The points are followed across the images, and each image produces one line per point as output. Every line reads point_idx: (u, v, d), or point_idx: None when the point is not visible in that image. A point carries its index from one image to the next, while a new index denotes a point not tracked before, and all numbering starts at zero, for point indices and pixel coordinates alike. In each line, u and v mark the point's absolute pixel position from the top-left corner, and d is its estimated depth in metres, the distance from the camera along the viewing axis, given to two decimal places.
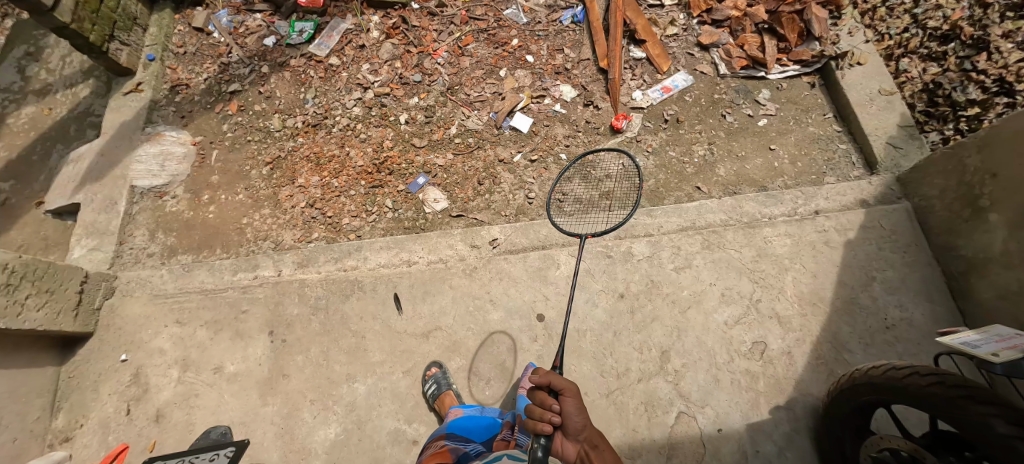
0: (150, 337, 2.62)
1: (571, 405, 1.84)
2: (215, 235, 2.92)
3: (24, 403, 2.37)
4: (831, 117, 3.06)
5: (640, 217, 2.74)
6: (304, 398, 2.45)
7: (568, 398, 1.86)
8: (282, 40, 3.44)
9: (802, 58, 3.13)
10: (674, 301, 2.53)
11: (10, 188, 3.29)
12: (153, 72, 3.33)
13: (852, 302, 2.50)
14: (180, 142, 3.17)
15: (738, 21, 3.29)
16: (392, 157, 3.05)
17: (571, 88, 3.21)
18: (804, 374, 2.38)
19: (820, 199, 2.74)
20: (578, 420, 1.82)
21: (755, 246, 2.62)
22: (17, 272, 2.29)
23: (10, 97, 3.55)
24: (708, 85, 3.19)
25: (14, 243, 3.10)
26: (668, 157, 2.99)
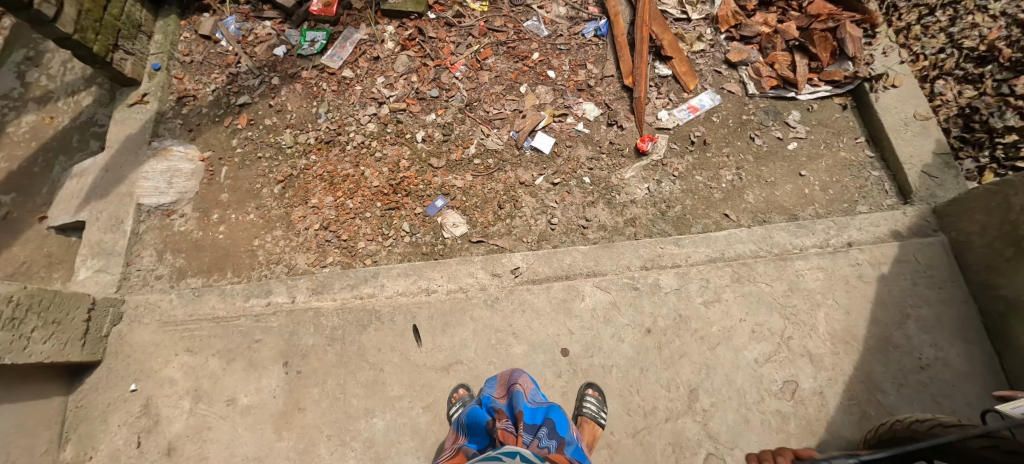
0: (160, 366, 2.49)
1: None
2: (225, 257, 2.81)
3: (31, 436, 2.25)
4: (863, 141, 2.98)
5: (668, 247, 2.64)
6: (320, 433, 2.34)
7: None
8: (293, 50, 3.32)
9: (835, 79, 3.03)
10: (702, 337, 2.45)
11: (12, 201, 3.17)
12: (159, 83, 3.21)
13: (886, 340, 2.42)
14: (188, 158, 3.05)
15: (768, 38, 3.18)
16: (409, 177, 2.95)
17: (594, 106, 3.12)
18: (837, 416, 2.30)
19: (853, 230, 2.64)
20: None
21: (786, 279, 2.54)
22: (23, 304, 2.14)
23: (10, 104, 3.42)
24: (736, 105, 3.11)
25: (16, 260, 3.00)
26: (695, 181, 2.91)
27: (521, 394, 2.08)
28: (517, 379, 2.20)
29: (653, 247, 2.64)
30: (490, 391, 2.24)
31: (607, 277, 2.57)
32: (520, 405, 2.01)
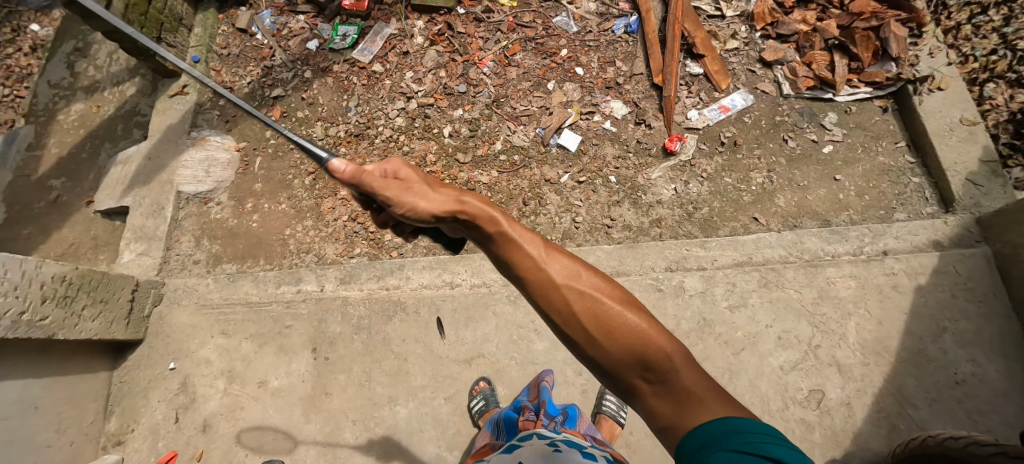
0: (197, 347, 2.56)
1: (410, 205, 1.36)
2: (258, 245, 2.91)
3: (79, 407, 2.33)
4: (904, 145, 2.88)
5: (694, 249, 2.61)
6: (346, 418, 2.38)
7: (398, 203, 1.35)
8: (326, 44, 3.39)
9: (875, 80, 2.93)
10: (726, 342, 2.41)
11: (62, 185, 3.34)
12: (198, 75, 3.33)
13: (920, 353, 2.34)
14: (225, 147, 3.16)
15: (806, 37, 3.08)
16: (435, 172, 2.99)
17: (622, 105, 3.10)
18: (864, 427, 2.25)
19: (888, 238, 2.56)
20: (419, 207, 1.36)
21: (816, 287, 2.48)
22: (74, 283, 2.22)
23: (61, 94, 3.61)
24: (769, 105, 3.04)
25: (65, 241, 3.16)
26: (724, 183, 2.87)
27: (546, 389, 2.19)
28: (544, 378, 2.28)
29: (678, 249, 2.61)
30: (521, 396, 2.32)
31: (630, 277, 2.56)
32: (545, 398, 2.13)
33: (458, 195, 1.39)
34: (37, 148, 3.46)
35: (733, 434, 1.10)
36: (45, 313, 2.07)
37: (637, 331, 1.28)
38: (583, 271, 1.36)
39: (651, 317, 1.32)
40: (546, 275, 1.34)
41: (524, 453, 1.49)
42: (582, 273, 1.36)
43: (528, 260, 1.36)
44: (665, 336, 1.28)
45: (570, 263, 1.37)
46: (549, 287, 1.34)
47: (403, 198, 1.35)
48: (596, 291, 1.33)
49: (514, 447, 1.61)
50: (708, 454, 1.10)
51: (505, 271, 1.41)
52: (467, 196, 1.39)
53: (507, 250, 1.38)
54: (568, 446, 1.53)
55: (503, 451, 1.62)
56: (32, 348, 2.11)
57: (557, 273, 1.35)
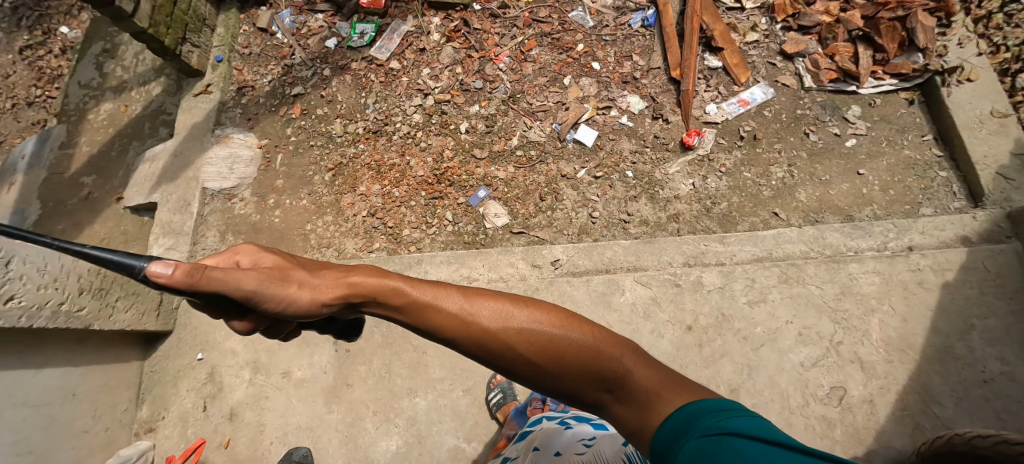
0: (223, 338, 2.61)
1: (278, 307, 1.18)
2: (280, 240, 2.97)
3: (113, 395, 2.40)
4: (931, 138, 2.81)
5: (712, 244, 2.59)
6: (366, 409, 2.42)
7: (264, 300, 1.16)
8: (344, 42, 3.44)
9: (901, 72, 2.87)
10: (746, 338, 2.39)
11: (93, 182, 3.45)
12: (221, 74, 3.41)
13: (947, 350, 2.29)
14: (248, 145, 3.23)
15: (829, 28, 3.04)
16: (452, 167, 3.02)
17: (639, 99, 3.09)
18: (888, 425, 2.20)
19: (914, 233, 2.51)
20: (300, 303, 1.18)
21: (838, 283, 2.44)
22: (109, 276, 2.29)
23: (90, 94, 3.73)
24: (790, 99, 2.99)
25: (96, 236, 3.27)
26: (743, 177, 2.84)
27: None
28: None
29: (697, 244, 2.59)
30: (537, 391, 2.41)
31: (648, 272, 2.55)
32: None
33: (342, 274, 1.23)
34: (69, 146, 3.58)
35: (702, 417, 1.00)
36: (82, 305, 2.15)
37: (586, 349, 1.15)
38: (511, 308, 1.20)
39: (593, 326, 1.19)
40: (479, 324, 1.17)
41: (535, 436, 1.56)
42: (500, 308, 1.20)
43: (445, 314, 1.19)
44: (609, 339, 1.17)
45: (485, 303, 1.20)
46: (481, 337, 1.16)
47: (268, 296, 1.16)
48: (532, 324, 1.17)
49: (526, 432, 1.69)
50: (678, 448, 0.99)
51: (426, 332, 1.21)
52: (352, 272, 1.24)
53: (420, 309, 1.20)
54: (577, 421, 1.62)
55: (517, 440, 1.70)
56: (70, 338, 2.19)
57: (486, 321, 1.18)
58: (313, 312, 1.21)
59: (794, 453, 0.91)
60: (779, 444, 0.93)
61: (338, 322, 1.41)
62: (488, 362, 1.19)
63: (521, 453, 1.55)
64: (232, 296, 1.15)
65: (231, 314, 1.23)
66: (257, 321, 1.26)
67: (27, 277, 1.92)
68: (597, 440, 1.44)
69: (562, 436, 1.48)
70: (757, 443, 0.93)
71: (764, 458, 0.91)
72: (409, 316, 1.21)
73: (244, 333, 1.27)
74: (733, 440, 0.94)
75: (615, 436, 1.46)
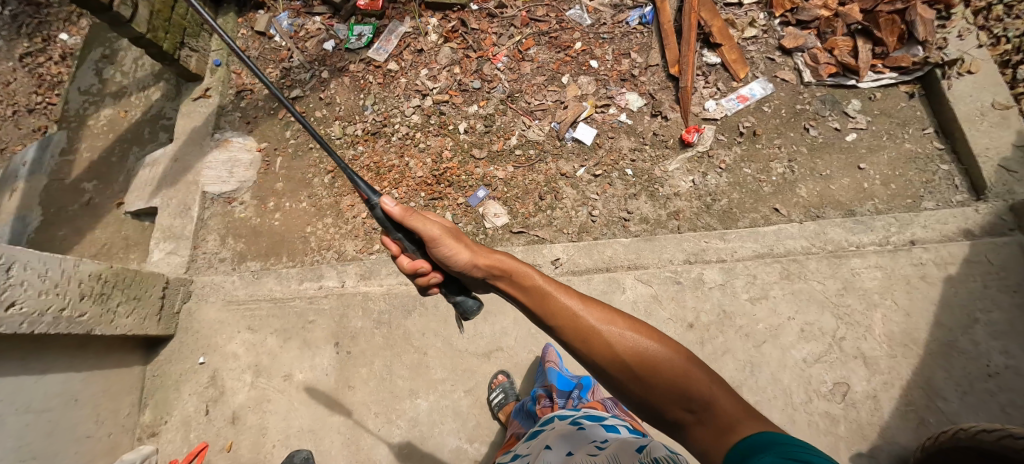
0: (224, 341, 2.61)
1: (444, 253, 1.52)
2: (280, 243, 2.97)
3: (115, 400, 2.40)
4: (931, 132, 2.79)
5: (713, 241, 2.58)
6: (368, 410, 2.42)
7: (438, 246, 1.51)
8: (342, 44, 3.44)
9: (901, 65, 2.85)
10: (747, 334, 2.38)
11: (94, 188, 3.46)
12: (220, 78, 3.42)
13: (950, 345, 2.27)
14: (247, 148, 3.23)
15: (828, 22, 3.02)
16: (451, 168, 3.01)
17: (637, 97, 3.08)
18: (892, 421, 2.19)
19: (916, 227, 2.49)
20: (461, 259, 1.52)
21: (840, 278, 2.43)
22: (109, 281, 2.28)
23: (90, 100, 3.74)
24: (790, 94, 2.98)
25: (98, 242, 3.28)
26: (743, 174, 2.83)
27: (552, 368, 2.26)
28: (549, 357, 2.35)
29: (697, 241, 2.58)
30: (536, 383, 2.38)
31: (648, 270, 2.55)
32: (552, 377, 2.20)
33: (489, 255, 1.53)
34: (70, 152, 3.59)
35: (777, 444, 1.07)
36: (83, 310, 2.15)
37: (676, 368, 1.26)
38: (618, 316, 1.37)
39: (687, 352, 1.30)
40: (586, 324, 1.36)
41: (547, 436, 1.54)
42: (607, 314, 1.38)
43: (559, 308, 1.41)
44: (701, 365, 1.27)
45: (596, 306, 1.40)
46: (586, 333, 1.35)
47: (444, 243, 1.50)
48: (631, 332, 1.33)
49: (537, 432, 1.66)
50: None
51: (541, 321, 1.44)
52: (498, 254, 1.53)
53: (540, 301, 1.44)
54: (589, 420, 1.59)
55: (527, 439, 1.67)
56: (71, 343, 2.19)
57: (593, 320, 1.37)
58: (466, 268, 1.54)
59: None
60: None
61: (470, 291, 1.68)
62: (586, 356, 1.36)
63: (532, 452, 1.52)
64: (420, 236, 1.52)
65: (407, 252, 1.60)
66: (422, 264, 1.59)
67: (28, 284, 1.93)
68: (610, 441, 1.40)
69: (575, 438, 1.44)
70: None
71: None
72: (530, 305, 1.46)
73: (408, 271, 1.61)
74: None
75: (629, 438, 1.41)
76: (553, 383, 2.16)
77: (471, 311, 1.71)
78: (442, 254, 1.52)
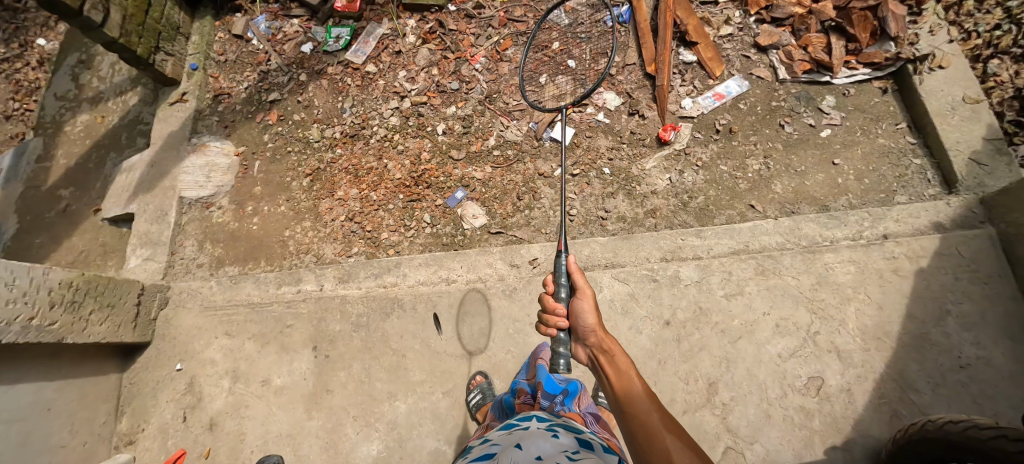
0: (202, 347, 2.60)
1: (581, 307, 1.85)
2: (259, 247, 2.96)
3: (91, 409, 2.39)
4: (905, 127, 2.82)
5: (689, 238, 2.59)
6: (347, 414, 2.41)
7: (581, 299, 1.87)
8: (319, 46, 3.43)
9: (874, 61, 2.87)
10: (723, 330, 2.39)
11: (71, 194, 3.44)
12: (196, 82, 3.40)
13: (922, 338, 2.30)
14: (225, 153, 3.22)
15: (802, 20, 3.03)
16: (430, 169, 3.02)
17: (615, 96, 3.09)
18: (865, 413, 2.22)
19: (889, 221, 2.51)
20: (588, 321, 1.83)
21: (814, 273, 2.45)
22: (81, 289, 2.27)
23: (67, 106, 3.71)
24: (765, 91, 3.00)
25: (75, 249, 3.25)
26: (720, 171, 2.84)
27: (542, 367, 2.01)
28: (542, 354, 2.14)
29: (673, 239, 2.59)
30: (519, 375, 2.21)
31: (625, 268, 2.56)
32: (540, 377, 1.95)
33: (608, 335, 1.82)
34: (46, 159, 3.56)
35: None
36: (54, 319, 2.14)
37: None
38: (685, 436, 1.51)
39: None
40: (654, 425, 1.54)
41: (521, 434, 1.55)
42: (675, 427, 1.54)
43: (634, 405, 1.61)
44: None
45: (671, 417, 1.57)
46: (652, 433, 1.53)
47: (588, 300, 1.85)
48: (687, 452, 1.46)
49: (511, 425, 1.66)
50: None
51: (618, 405, 1.65)
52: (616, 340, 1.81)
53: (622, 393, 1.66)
54: (564, 428, 1.61)
55: (501, 428, 1.67)
56: (43, 352, 2.18)
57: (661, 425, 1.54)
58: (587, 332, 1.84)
59: None
60: None
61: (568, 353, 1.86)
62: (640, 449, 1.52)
63: (503, 443, 1.52)
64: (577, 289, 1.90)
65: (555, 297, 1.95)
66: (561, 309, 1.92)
67: None
68: (582, 456, 1.41)
69: (548, 445, 1.44)
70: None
71: None
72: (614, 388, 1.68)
73: (546, 307, 1.90)
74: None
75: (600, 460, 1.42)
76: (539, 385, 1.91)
77: (560, 368, 1.86)
78: (580, 312, 1.85)
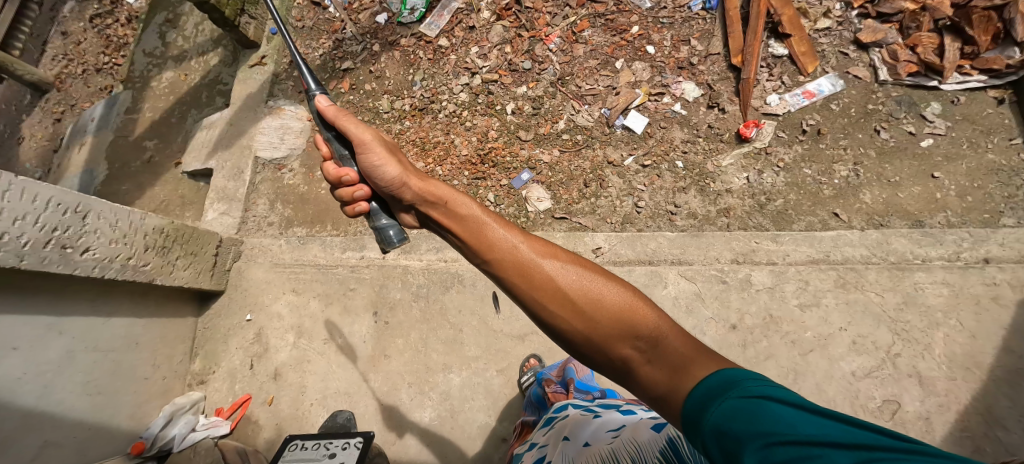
0: (270, 301, 2.69)
1: (551, 266, 1.32)
2: (326, 211, 3.03)
3: (170, 347, 2.52)
4: (1019, 143, 2.57)
5: (764, 242, 2.48)
6: (402, 380, 2.45)
7: None
8: (394, 18, 3.45)
9: (993, 67, 2.63)
10: (793, 341, 2.27)
11: (154, 146, 3.63)
12: (275, 46, 3.51)
13: (1018, 372, 2.11)
14: (298, 117, 3.31)
15: (913, 16, 2.80)
16: (496, 148, 2.99)
17: (694, 86, 2.96)
18: (944, 444, 2.05)
19: (992, 244, 2.32)
20: None
21: (900, 291, 2.29)
22: (171, 235, 2.39)
23: (154, 62, 3.91)
24: (862, 92, 2.80)
25: (156, 198, 3.44)
26: (803, 174, 2.69)
27: (574, 370, 2.03)
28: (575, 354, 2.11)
29: (747, 241, 2.48)
30: (547, 370, 2.17)
31: (693, 267, 2.46)
32: (573, 378, 1.98)
33: (426, 182, 1.57)
34: (132, 111, 3.76)
35: (737, 383, 1.03)
36: (147, 260, 2.26)
37: (620, 305, 1.25)
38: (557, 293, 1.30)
39: (625, 290, 1.28)
40: (561, 284, 1.29)
41: (564, 423, 1.50)
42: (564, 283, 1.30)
43: (546, 279, 1.31)
44: (643, 314, 1.22)
45: (574, 303, 1.27)
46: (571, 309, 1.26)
47: None
48: (606, 294, 1.27)
49: (552, 418, 1.64)
50: (710, 411, 1.02)
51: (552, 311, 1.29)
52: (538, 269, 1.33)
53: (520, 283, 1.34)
54: (602, 408, 1.58)
55: (543, 425, 1.64)
56: (134, 290, 2.31)
57: (557, 272, 1.31)
58: (390, 184, 1.62)
59: (835, 421, 0.92)
60: (819, 414, 0.94)
61: (398, 222, 1.76)
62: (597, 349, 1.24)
63: (550, 442, 1.49)
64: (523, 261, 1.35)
65: None
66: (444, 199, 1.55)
67: (100, 232, 2.05)
68: (625, 430, 1.36)
69: (591, 428, 1.41)
70: (793, 412, 0.95)
71: (800, 423, 0.93)
72: (467, 241, 1.44)
73: None
74: (812, 450, 0.89)
75: (644, 424, 1.37)
76: (572, 382, 1.96)
77: None
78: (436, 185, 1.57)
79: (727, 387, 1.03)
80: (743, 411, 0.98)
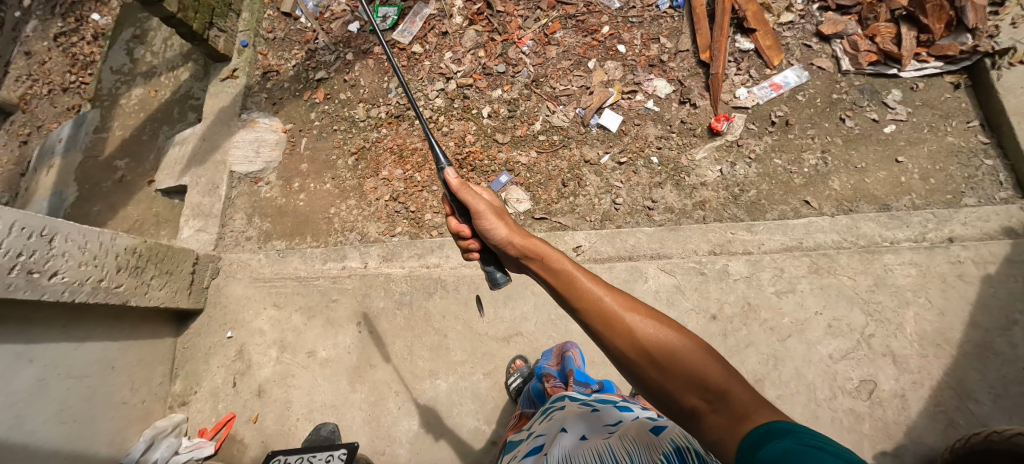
0: (251, 317, 2.67)
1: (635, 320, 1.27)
2: (306, 223, 3.01)
3: (148, 369, 2.48)
4: (977, 125, 2.67)
5: (740, 232, 2.53)
6: (389, 389, 2.45)
7: None
8: (366, 26, 3.45)
9: (947, 54, 2.73)
10: (772, 328, 2.33)
11: (126, 165, 3.56)
12: (247, 59, 3.48)
13: (986, 347, 2.18)
14: (273, 129, 3.28)
15: (870, 8, 2.91)
16: (474, 152, 3.01)
17: (666, 83, 3.02)
18: (919, 420, 2.12)
19: (955, 224, 2.40)
20: None
21: (871, 274, 2.36)
22: (144, 255, 2.35)
23: (122, 79, 3.85)
24: (826, 82, 2.88)
25: (130, 218, 3.38)
26: (774, 165, 2.76)
27: (572, 360, 2.07)
28: (571, 348, 2.18)
29: (723, 232, 2.53)
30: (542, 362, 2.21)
31: (672, 260, 2.51)
32: (572, 368, 2.01)
33: (528, 238, 1.52)
34: (102, 130, 3.69)
35: (796, 434, 0.98)
36: (120, 281, 2.23)
37: (694, 361, 1.19)
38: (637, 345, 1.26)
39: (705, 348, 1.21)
40: (642, 337, 1.25)
41: (563, 415, 1.51)
42: (644, 337, 1.25)
43: (627, 331, 1.27)
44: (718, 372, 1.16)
45: (653, 357, 1.22)
46: (648, 359, 1.23)
47: None
48: (685, 350, 1.21)
49: (549, 409, 1.65)
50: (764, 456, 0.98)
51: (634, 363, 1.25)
52: (622, 322, 1.29)
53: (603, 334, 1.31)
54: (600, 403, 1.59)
55: (541, 416, 1.66)
56: (108, 313, 2.28)
57: (638, 327, 1.27)
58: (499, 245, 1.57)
59: None
60: None
61: (506, 268, 1.70)
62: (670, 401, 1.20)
63: (547, 432, 1.49)
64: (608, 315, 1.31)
65: None
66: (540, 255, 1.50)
67: (69, 255, 2.02)
68: (623, 428, 1.36)
69: (588, 422, 1.42)
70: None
71: None
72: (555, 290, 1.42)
73: None
74: None
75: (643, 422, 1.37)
76: (572, 372, 1.98)
77: None
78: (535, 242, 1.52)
79: (787, 432, 0.99)
80: (799, 458, 0.92)
